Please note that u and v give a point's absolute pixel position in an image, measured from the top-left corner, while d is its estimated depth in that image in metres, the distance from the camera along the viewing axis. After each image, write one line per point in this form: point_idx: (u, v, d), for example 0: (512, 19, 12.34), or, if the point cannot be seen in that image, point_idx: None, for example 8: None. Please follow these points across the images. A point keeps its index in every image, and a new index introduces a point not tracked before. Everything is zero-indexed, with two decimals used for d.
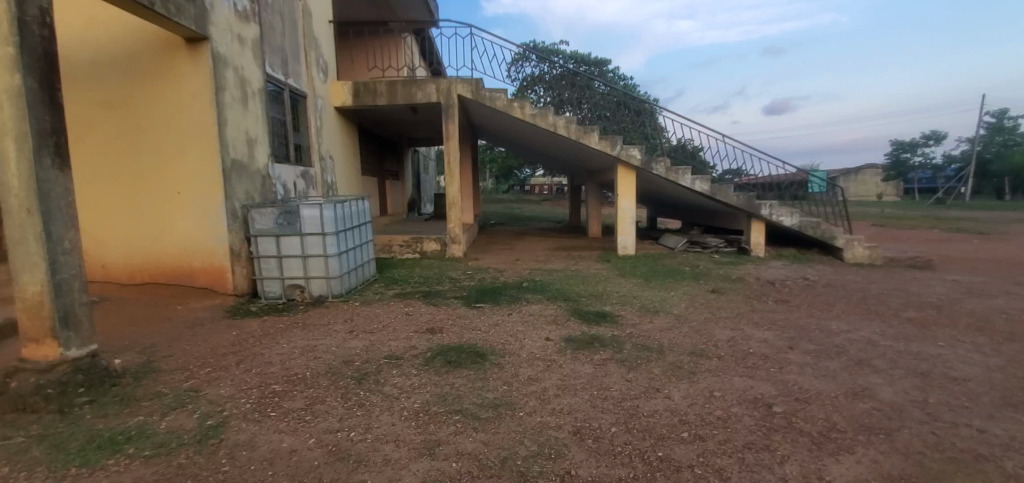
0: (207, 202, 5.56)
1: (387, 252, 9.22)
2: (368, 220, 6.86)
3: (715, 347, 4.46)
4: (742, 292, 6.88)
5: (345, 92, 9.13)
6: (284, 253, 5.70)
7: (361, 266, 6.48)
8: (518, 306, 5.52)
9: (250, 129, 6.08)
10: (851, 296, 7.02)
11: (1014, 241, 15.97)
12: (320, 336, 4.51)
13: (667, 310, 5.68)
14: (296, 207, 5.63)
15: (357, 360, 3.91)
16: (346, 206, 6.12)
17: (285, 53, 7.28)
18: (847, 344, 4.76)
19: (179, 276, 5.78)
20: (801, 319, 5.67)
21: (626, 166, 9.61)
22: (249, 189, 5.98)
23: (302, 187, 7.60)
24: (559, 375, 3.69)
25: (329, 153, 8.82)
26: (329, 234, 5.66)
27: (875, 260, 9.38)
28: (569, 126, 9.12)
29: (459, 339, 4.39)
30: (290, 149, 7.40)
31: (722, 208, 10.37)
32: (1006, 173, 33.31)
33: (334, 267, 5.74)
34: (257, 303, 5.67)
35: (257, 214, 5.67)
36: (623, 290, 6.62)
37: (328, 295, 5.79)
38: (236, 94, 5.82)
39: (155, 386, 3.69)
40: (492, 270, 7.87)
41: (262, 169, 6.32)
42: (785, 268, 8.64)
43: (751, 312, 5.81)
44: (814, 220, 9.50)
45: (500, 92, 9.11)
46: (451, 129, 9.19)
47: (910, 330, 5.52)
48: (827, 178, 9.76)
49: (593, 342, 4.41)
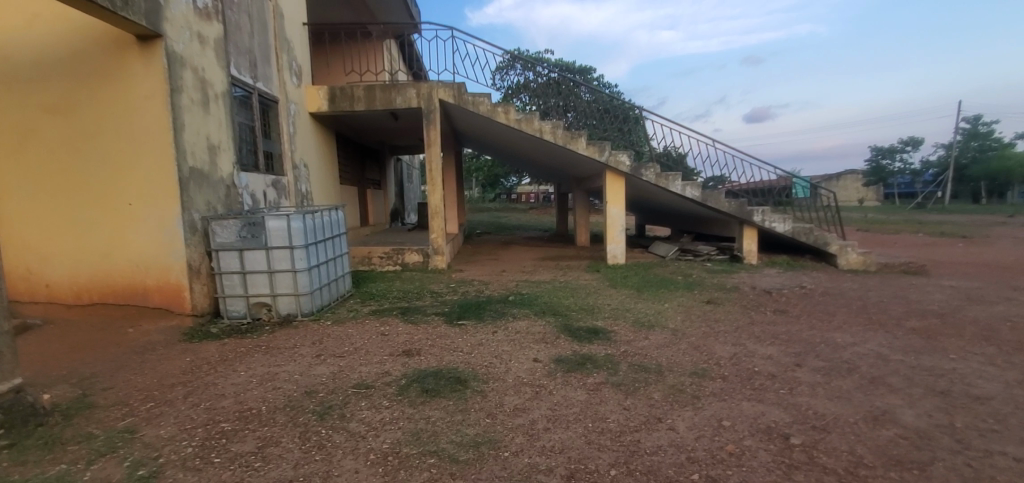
0: (162, 213, 5.09)
1: (367, 264, 8.76)
2: (343, 231, 6.42)
3: (717, 366, 4.10)
4: (739, 302, 6.56)
5: (321, 96, 8.70)
6: (248, 268, 5.24)
7: (334, 281, 6.03)
8: (503, 323, 5.12)
9: (212, 134, 5.63)
10: (851, 304, 6.73)
11: (997, 244, 16.03)
12: (282, 362, 4.07)
13: (662, 324, 5.32)
14: (261, 218, 5.17)
15: (321, 391, 3.47)
16: (317, 216, 5.68)
17: (253, 55, 6.85)
18: (856, 359, 4.44)
19: (132, 296, 5.29)
20: (803, 331, 5.35)
21: (615, 172, 9.30)
22: (210, 200, 5.52)
23: (272, 196, 7.14)
24: (549, 404, 3.29)
25: (303, 160, 8.37)
26: (297, 248, 5.21)
27: (869, 266, 9.13)
28: (556, 131, 8.80)
29: (439, 362, 3.98)
30: (258, 157, 6.94)
31: (713, 215, 10.09)
32: (982, 178, 33.88)
33: (303, 283, 5.29)
34: (218, 324, 5.20)
35: (219, 226, 5.21)
36: (615, 303, 6.26)
37: (297, 314, 5.33)
38: (195, 97, 5.38)
39: (87, 426, 3.22)
40: (476, 282, 7.46)
41: (227, 178, 5.87)
42: (780, 276, 8.35)
43: (751, 325, 5.47)
44: (807, 226, 9.23)
45: (483, 96, 8.74)
46: (433, 136, 8.80)
47: (917, 342, 5.22)
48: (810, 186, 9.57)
49: (585, 363, 4.01)
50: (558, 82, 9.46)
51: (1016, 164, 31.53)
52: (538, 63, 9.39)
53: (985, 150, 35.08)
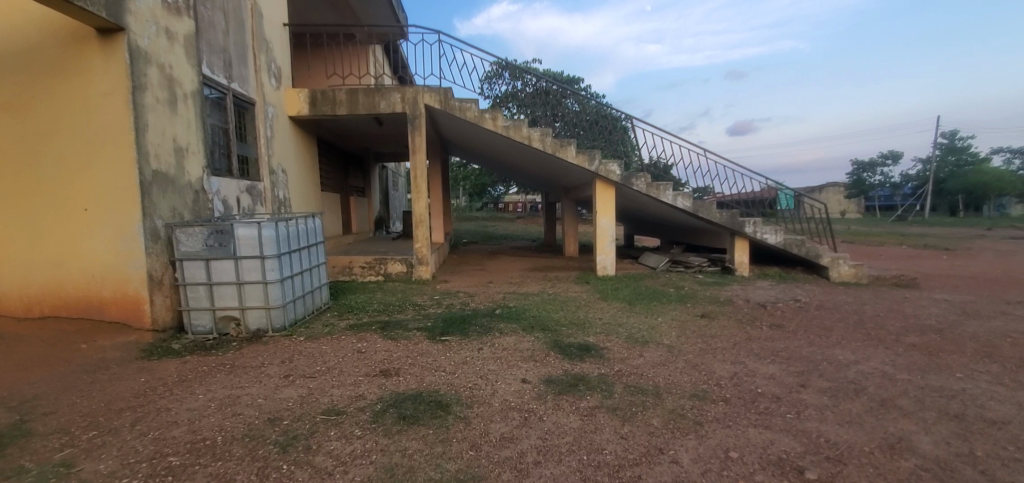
0: (121, 220, 4.71)
1: (347, 274, 8.40)
2: (321, 239, 6.06)
3: (718, 387, 3.84)
4: (734, 317, 6.33)
5: (302, 99, 8.37)
6: (215, 280, 4.86)
7: (310, 293, 5.66)
8: (489, 339, 4.81)
9: (179, 136, 5.27)
10: (847, 319, 6.53)
11: (979, 257, 16.12)
12: (246, 383, 3.70)
13: (657, 341, 5.04)
14: (230, 226, 4.81)
15: (285, 418, 3.12)
16: (291, 224, 5.32)
17: (228, 54, 6.52)
18: (862, 378, 4.20)
19: (87, 309, 4.88)
20: (803, 348, 5.11)
21: (605, 182, 9.09)
22: (176, 205, 5.15)
23: (246, 202, 6.78)
24: (539, 433, 2.99)
25: (282, 166, 8.02)
26: (269, 258, 4.86)
27: (862, 279, 9.02)
28: (545, 139, 8.56)
29: (419, 384, 3.65)
30: (232, 161, 6.58)
31: (704, 226, 9.89)
32: (959, 191, 34.51)
33: (275, 296, 4.93)
34: (181, 340, 4.81)
35: (184, 234, 4.83)
36: (606, 317, 5.99)
37: (268, 329, 4.96)
38: (161, 95, 5.03)
39: (19, 459, 2.82)
40: (462, 294, 7.13)
41: (195, 182, 5.50)
42: (773, 288, 8.16)
43: (749, 341, 5.22)
44: (799, 238, 9.08)
45: (471, 102, 8.48)
46: (418, 142, 8.51)
47: (919, 359, 5.01)
48: (796, 196, 9.48)
49: (577, 384, 3.72)
50: (547, 92, 9.27)
51: (993, 179, 32.23)
52: (527, 71, 9.19)
53: (963, 165, 35.79)
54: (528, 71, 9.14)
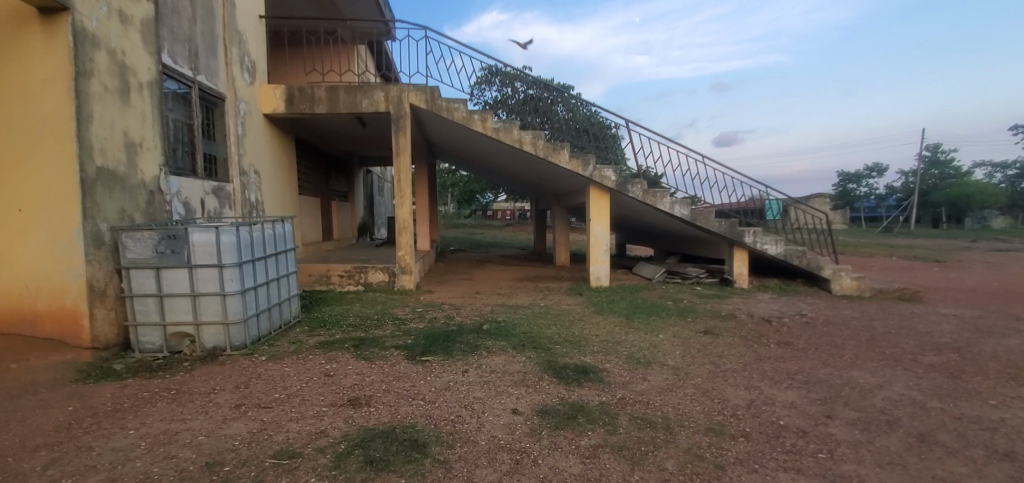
0: (59, 223, 4.14)
1: (325, 284, 7.84)
2: (292, 245, 5.53)
3: (735, 419, 3.38)
4: (739, 333, 5.88)
5: (278, 97, 7.84)
6: (166, 291, 4.31)
7: (278, 305, 5.11)
8: (476, 359, 4.31)
9: (132, 130, 4.71)
10: (858, 336, 6.13)
11: (970, 269, 15.89)
12: (189, 415, 3.15)
13: (660, 361, 4.58)
14: (183, 231, 4.26)
15: (227, 463, 2.58)
16: (256, 228, 4.78)
17: (194, 43, 5.97)
18: (891, 408, 3.82)
19: (21, 324, 4.29)
20: (819, 369, 4.69)
21: (600, 188, 8.65)
22: (125, 206, 4.58)
23: (211, 205, 6.22)
24: (534, 481, 2.49)
25: (254, 167, 7.46)
26: (227, 267, 4.31)
27: (864, 291, 8.69)
28: (537, 142, 8.13)
29: (393, 416, 3.13)
30: (196, 159, 6.03)
31: (702, 236, 9.49)
32: (943, 204, 34.76)
33: (234, 310, 4.38)
34: (126, 359, 4.24)
35: (130, 239, 4.27)
36: (603, 333, 5.51)
37: (225, 348, 4.40)
38: (110, 84, 4.46)
39: None
40: (447, 306, 6.62)
41: (150, 182, 4.94)
42: (776, 302, 7.76)
43: (760, 362, 4.78)
44: (800, 249, 8.70)
45: (459, 102, 8.02)
46: (402, 144, 8.00)
47: (944, 383, 4.62)
48: (784, 202, 8.85)
49: (577, 416, 3.23)
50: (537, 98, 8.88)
51: (976, 191, 32.58)
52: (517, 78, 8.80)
53: (946, 177, 36.17)
54: (518, 77, 8.72)
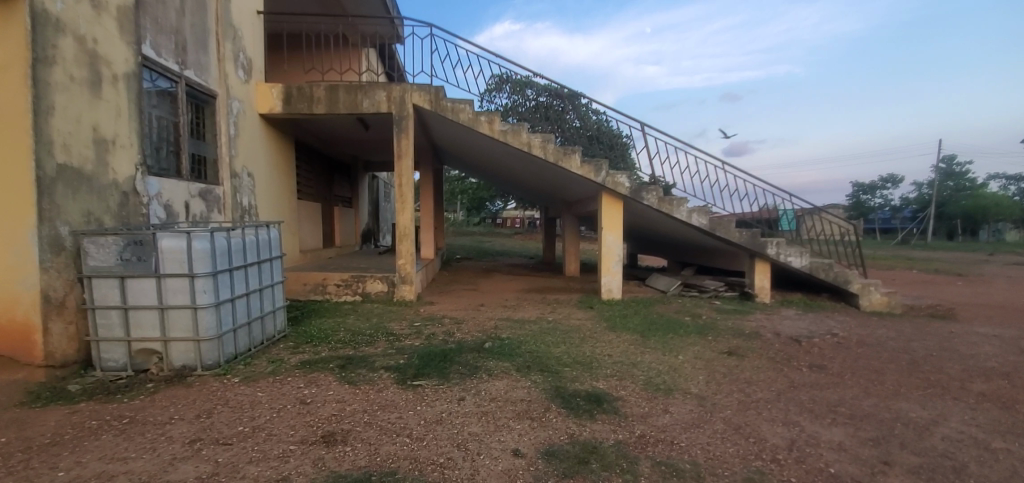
0: (11, 226, 3.75)
1: (321, 294, 7.40)
2: (278, 253, 5.09)
3: (776, 465, 2.86)
4: (765, 355, 5.35)
5: (275, 96, 7.46)
6: (132, 303, 3.91)
7: (259, 319, 4.65)
8: (474, 384, 3.83)
9: (103, 124, 4.34)
10: (896, 357, 5.56)
11: (995, 283, 15.11)
12: (134, 454, 2.71)
13: (683, 388, 4.06)
14: (151, 236, 3.85)
15: None
16: (236, 234, 4.34)
17: (182, 36, 5.61)
18: (956, 451, 3.28)
19: None
20: (862, 399, 4.15)
21: (613, 195, 8.16)
22: (91, 208, 4.19)
23: (197, 209, 5.82)
24: None
25: (247, 169, 7.07)
26: (199, 278, 3.88)
27: (894, 308, 8.11)
28: (546, 146, 7.67)
29: (371, 458, 2.65)
30: (182, 159, 5.64)
31: (720, 246, 8.95)
32: (959, 216, 33.74)
33: (206, 325, 3.94)
34: (84, 379, 3.87)
35: (92, 245, 3.88)
36: (617, 353, 4.99)
37: (196, 367, 3.96)
38: (78, 73, 4.11)
39: None
40: (447, 320, 6.15)
41: (124, 182, 4.55)
42: (803, 319, 7.19)
43: (795, 390, 4.25)
44: (826, 262, 8.13)
45: (465, 103, 7.59)
46: (405, 147, 7.54)
47: (1004, 416, 4.06)
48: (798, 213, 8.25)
49: (588, 461, 2.73)
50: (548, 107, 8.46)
51: (992, 203, 31.76)
52: (528, 84, 8.33)
53: (962, 189, 35.27)
54: (529, 84, 8.33)
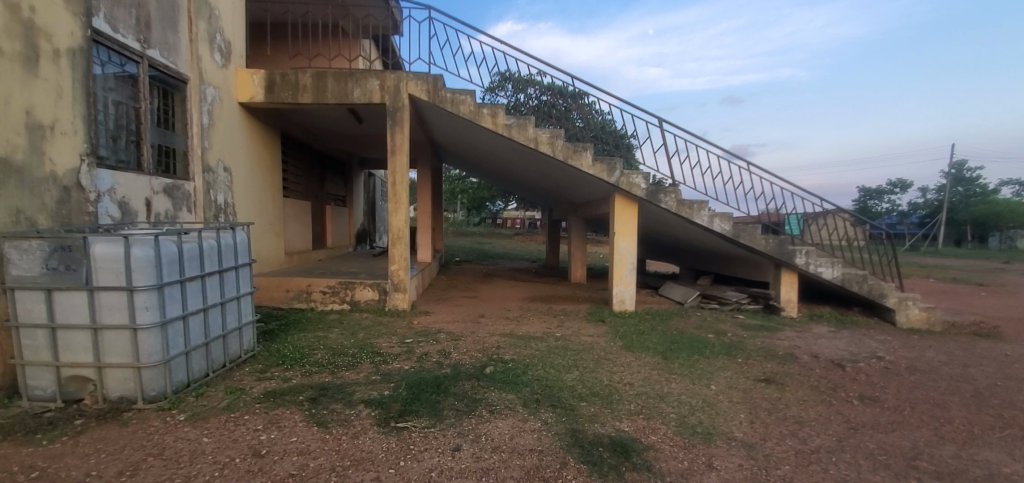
0: None
1: (305, 301, 6.72)
2: (247, 259, 4.41)
3: None
4: (808, 383, 4.65)
5: (257, 84, 6.78)
6: (60, 322, 3.22)
7: (220, 338, 3.98)
8: (472, 425, 3.14)
9: (39, 108, 3.65)
10: (958, 387, 4.84)
11: (1019, 294, 14.37)
12: None
13: (724, 433, 3.36)
14: (83, 240, 3.18)
15: None
16: (189, 239, 3.66)
17: (146, 10, 4.91)
18: None
19: None
20: (939, 448, 3.44)
21: (627, 197, 7.45)
22: (21, 206, 3.52)
23: (161, 206, 5.14)
24: None
25: (225, 163, 6.39)
26: (139, 292, 3.19)
27: (934, 324, 7.39)
28: (555, 142, 6.97)
29: None
30: (144, 150, 4.95)
31: (742, 255, 8.22)
32: (969, 222, 32.92)
33: (149, 350, 3.25)
34: (4, 412, 3.19)
35: (14, 250, 3.19)
36: (639, 381, 4.30)
37: (136, 399, 3.28)
38: (8, 47, 3.45)
39: None
40: (444, 335, 5.45)
41: (64, 175, 3.87)
42: (839, 337, 6.47)
43: (856, 434, 3.54)
44: (860, 273, 7.41)
45: (466, 94, 6.89)
46: (399, 141, 6.84)
47: None
48: (808, 213, 7.35)
49: None
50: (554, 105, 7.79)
51: (1004, 209, 30.89)
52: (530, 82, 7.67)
53: (973, 195, 34.49)
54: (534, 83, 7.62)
